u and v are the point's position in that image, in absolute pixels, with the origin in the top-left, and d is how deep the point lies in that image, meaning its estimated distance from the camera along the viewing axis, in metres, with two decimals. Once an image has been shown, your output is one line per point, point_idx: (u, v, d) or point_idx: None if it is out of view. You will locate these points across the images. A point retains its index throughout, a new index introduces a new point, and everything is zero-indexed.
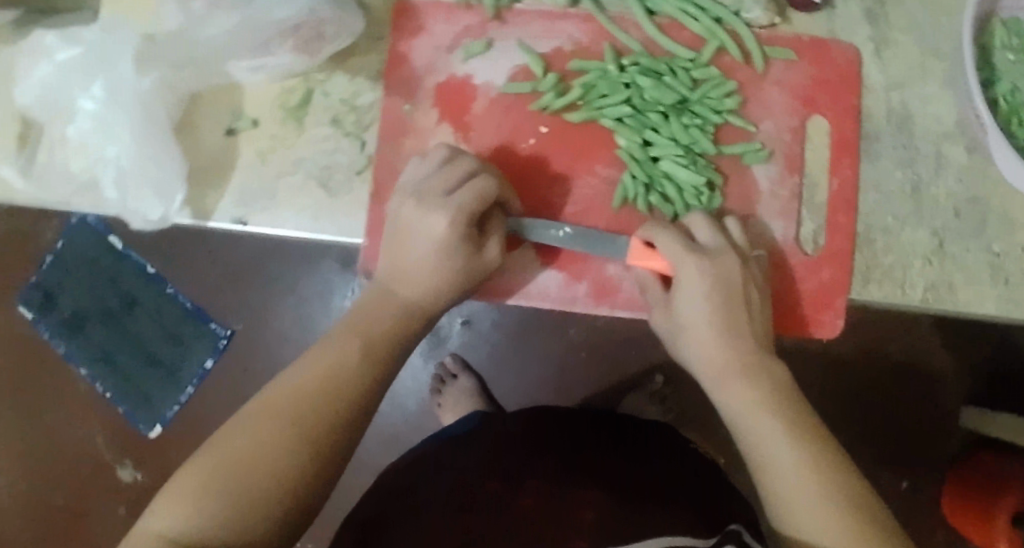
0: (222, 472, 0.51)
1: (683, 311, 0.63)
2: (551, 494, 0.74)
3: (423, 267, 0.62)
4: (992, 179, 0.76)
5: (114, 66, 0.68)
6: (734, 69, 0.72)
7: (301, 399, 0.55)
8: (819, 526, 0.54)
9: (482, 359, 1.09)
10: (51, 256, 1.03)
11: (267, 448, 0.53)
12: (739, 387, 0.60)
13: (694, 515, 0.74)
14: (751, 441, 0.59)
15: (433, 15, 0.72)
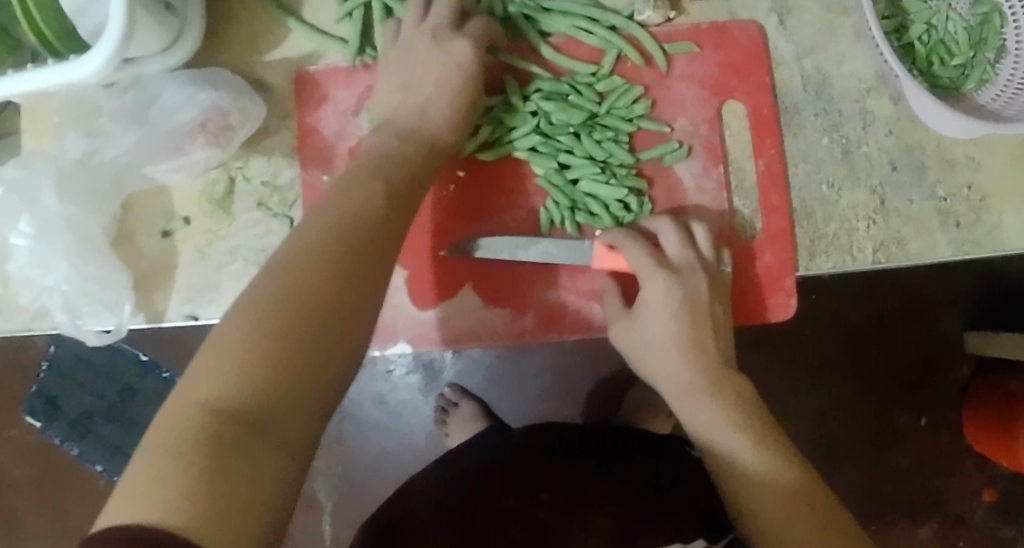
0: (264, 301, 0.47)
1: (649, 328, 0.66)
2: (569, 501, 0.77)
3: (435, 92, 0.65)
4: (922, 125, 0.74)
5: (36, 200, 0.69)
6: (639, 74, 0.72)
7: (336, 229, 0.54)
8: (772, 510, 0.59)
9: (480, 384, 1.11)
10: (48, 363, 1.11)
11: (303, 276, 0.50)
12: (702, 393, 0.64)
13: (692, 517, 0.77)
14: (706, 443, 0.63)
15: (331, 82, 0.72)
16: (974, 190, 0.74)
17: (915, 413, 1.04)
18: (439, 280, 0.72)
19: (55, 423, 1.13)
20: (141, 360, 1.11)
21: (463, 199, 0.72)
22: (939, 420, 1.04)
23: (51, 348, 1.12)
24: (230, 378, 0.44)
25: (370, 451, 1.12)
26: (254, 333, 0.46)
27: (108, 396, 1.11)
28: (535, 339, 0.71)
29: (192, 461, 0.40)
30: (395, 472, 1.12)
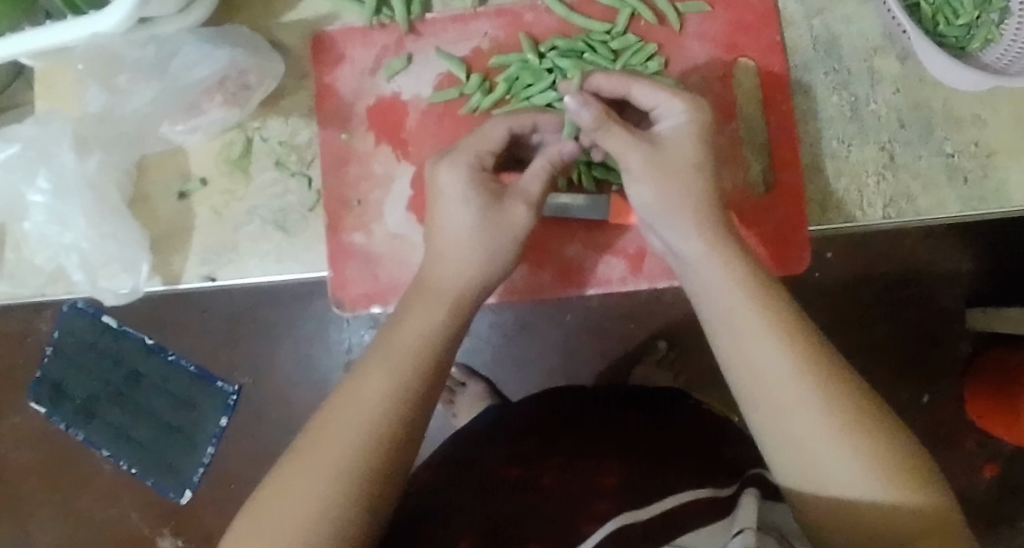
0: (283, 517, 0.49)
1: (650, 175, 0.61)
2: (576, 468, 0.73)
3: (458, 249, 0.60)
4: (929, 83, 0.75)
5: (54, 156, 0.69)
6: (652, 32, 0.73)
7: (361, 434, 0.52)
8: (855, 479, 0.51)
9: (487, 363, 1.09)
10: (50, 348, 1.04)
11: (320, 490, 0.50)
12: (766, 338, 0.55)
13: (703, 463, 0.75)
14: (757, 378, 0.55)
15: (348, 42, 0.73)
16: (982, 146, 0.75)
17: (917, 389, 1.04)
18: None
19: (60, 409, 1.06)
20: (146, 343, 1.05)
21: None
22: (941, 395, 1.04)
23: (55, 332, 1.04)
24: None
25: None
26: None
27: (114, 382, 1.04)
28: (553, 293, 0.73)
29: None
30: None
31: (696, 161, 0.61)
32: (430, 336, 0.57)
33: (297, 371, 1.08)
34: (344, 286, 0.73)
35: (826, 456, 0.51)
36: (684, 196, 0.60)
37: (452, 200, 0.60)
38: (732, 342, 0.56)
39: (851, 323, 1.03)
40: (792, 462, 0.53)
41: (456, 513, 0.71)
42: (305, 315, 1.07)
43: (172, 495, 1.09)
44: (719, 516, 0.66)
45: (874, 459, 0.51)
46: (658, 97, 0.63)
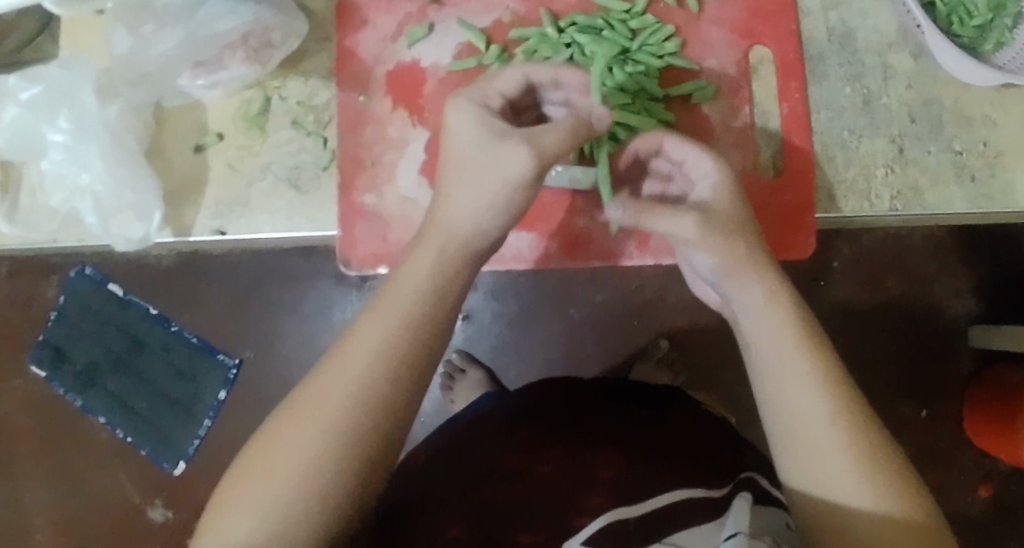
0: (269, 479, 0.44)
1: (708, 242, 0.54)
2: (571, 458, 0.67)
3: (467, 188, 0.53)
4: (942, 80, 0.76)
5: (77, 99, 0.70)
6: (671, 14, 0.75)
7: (352, 390, 0.46)
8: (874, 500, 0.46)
9: (490, 352, 1.02)
10: (55, 312, 1.03)
11: (311, 446, 0.45)
12: (802, 359, 0.49)
13: (699, 467, 0.68)
14: (791, 397, 0.49)
15: (372, 7, 0.75)
16: (990, 147, 0.75)
17: (915, 404, 1.03)
18: None
19: (60, 375, 1.04)
20: (151, 312, 1.04)
21: None
22: (939, 412, 1.03)
23: (61, 296, 1.03)
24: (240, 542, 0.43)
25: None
26: (252, 515, 0.44)
27: (116, 348, 1.03)
28: (560, 263, 0.75)
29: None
30: None
31: (742, 223, 0.55)
32: (428, 284, 0.51)
33: (297, 350, 1.06)
34: (352, 245, 0.73)
35: (847, 484, 0.46)
36: (736, 261, 0.53)
37: (463, 136, 0.54)
38: (763, 357, 0.51)
39: (853, 329, 1.02)
40: (806, 469, 0.48)
41: (442, 499, 0.66)
42: (310, 290, 1.05)
43: (165, 467, 1.06)
44: (710, 518, 0.61)
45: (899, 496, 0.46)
46: (689, 151, 0.59)
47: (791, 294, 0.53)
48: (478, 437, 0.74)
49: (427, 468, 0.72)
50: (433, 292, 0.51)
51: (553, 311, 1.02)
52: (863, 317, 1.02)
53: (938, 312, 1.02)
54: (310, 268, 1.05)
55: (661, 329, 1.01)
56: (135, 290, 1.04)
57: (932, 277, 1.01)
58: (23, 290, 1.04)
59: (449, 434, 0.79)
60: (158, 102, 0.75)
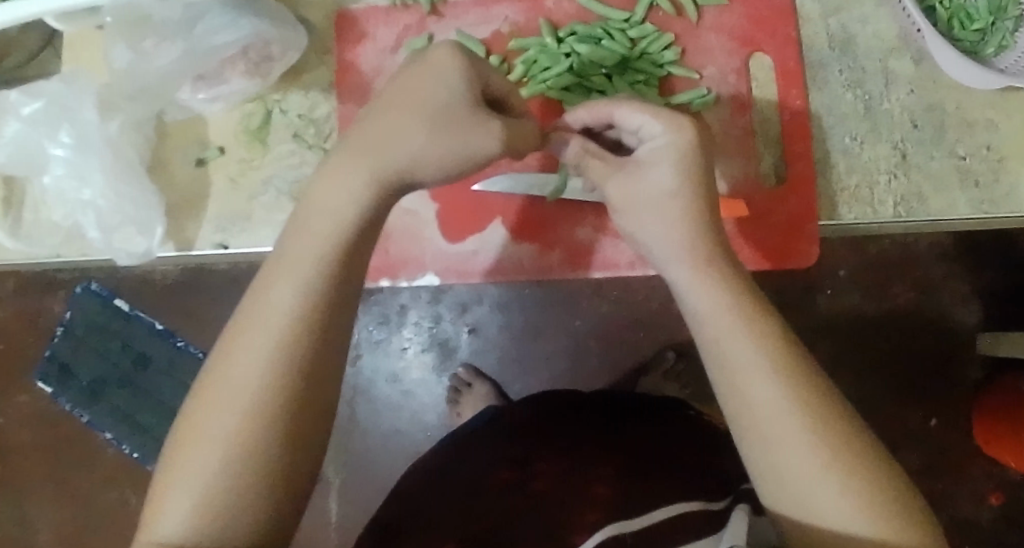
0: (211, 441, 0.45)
1: (632, 219, 0.56)
2: (563, 469, 0.66)
3: (415, 129, 0.50)
4: (944, 85, 0.76)
5: (77, 114, 0.71)
6: (670, 23, 0.75)
7: (254, 394, 0.45)
8: (832, 496, 0.46)
9: (495, 366, 1.01)
10: (62, 328, 1.04)
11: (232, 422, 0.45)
12: (738, 333, 0.50)
13: (695, 478, 0.64)
14: (729, 383, 0.50)
15: (371, 20, 0.75)
16: (994, 151, 0.74)
17: (925, 413, 1.02)
18: (468, 218, 0.75)
19: (67, 391, 1.05)
20: (157, 328, 1.04)
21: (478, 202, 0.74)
22: (949, 420, 1.01)
23: (67, 311, 1.03)
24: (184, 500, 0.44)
25: (376, 433, 1.02)
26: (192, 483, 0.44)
27: (122, 365, 1.03)
28: (562, 274, 0.74)
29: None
30: (405, 450, 1.02)
31: (672, 189, 0.54)
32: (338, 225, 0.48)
33: None
34: None
35: (806, 481, 0.46)
36: (666, 234, 0.54)
37: (431, 90, 0.50)
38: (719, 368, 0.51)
39: (856, 340, 1.01)
40: (769, 469, 0.48)
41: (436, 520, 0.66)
42: None
43: None
44: (707, 529, 0.56)
45: (865, 491, 0.46)
46: (640, 118, 0.55)
47: (740, 294, 0.52)
48: (473, 452, 0.72)
49: (426, 491, 0.71)
50: (335, 253, 0.48)
51: (556, 324, 1.01)
52: (868, 325, 1.01)
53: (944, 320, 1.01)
54: None
55: (668, 341, 1.00)
56: (141, 305, 1.04)
57: (938, 285, 1.00)
58: (29, 304, 1.04)
59: (451, 448, 0.77)
60: (160, 117, 0.75)
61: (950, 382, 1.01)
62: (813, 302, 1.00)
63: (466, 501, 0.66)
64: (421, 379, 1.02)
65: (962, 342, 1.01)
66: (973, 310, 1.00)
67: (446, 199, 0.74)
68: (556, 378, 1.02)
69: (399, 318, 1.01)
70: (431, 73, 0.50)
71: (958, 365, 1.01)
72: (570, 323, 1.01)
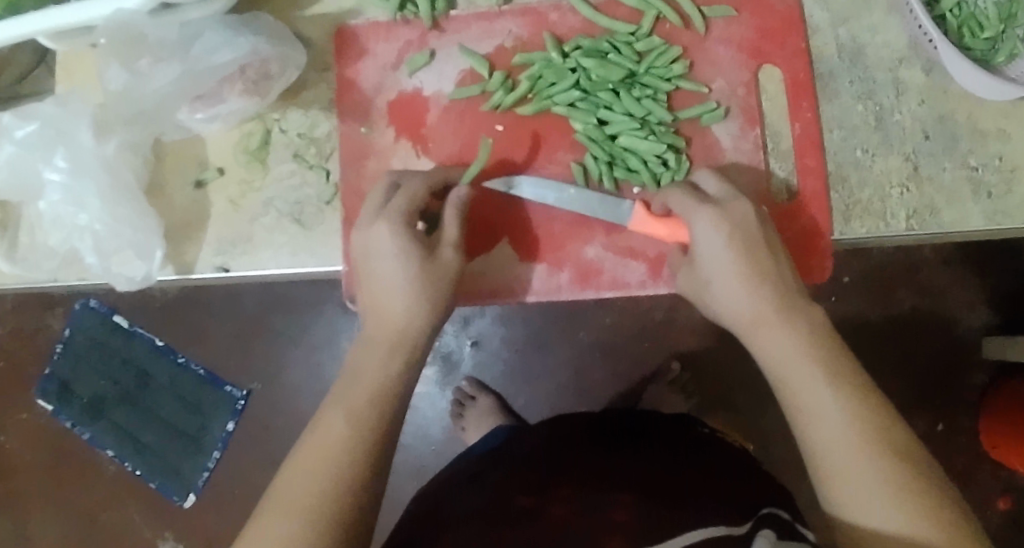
0: (307, 479, 0.53)
1: (707, 243, 0.63)
2: (589, 496, 0.62)
3: (387, 285, 0.62)
4: (955, 94, 0.74)
5: (73, 137, 0.69)
6: (677, 35, 0.73)
7: (342, 441, 0.55)
8: (887, 508, 0.51)
9: (499, 379, 1.00)
10: (61, 345, 1.02)
11: (323, 467, 0.54)
12: (802, 356, 0.57)
13: (720, 500, 0.62)
14: (798, 400, 0.56)
15: (371, 36, 0.74)
16: (1006, 161, 0.73)
17: (932, 418, 1.00)
18: (473, 230, 0.73)
19: (68, 408, 1.03)
20: (156, 344, 1.02)
21: (494, 165, 0.73)
22: (957, 425, 1.00)
23: (66, 329, 1.01)
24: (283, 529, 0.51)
25: None
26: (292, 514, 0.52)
27: (123, 381, 1.01)
28: (570, 294, 0.73)
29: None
30: (409, 465, 1.01)
31: (740, 221, 0.63)
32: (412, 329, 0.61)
33: (307, 380, 1.02)
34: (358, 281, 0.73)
35: (870, 490, 0.52)
36: (740, 255, 0.61)
37: (377, 242, 0.63)
38: (798, 410, 0.56)
39: (863, 347, 1.00)
40: (838, 479, 0.53)
41: (449, 534, 0.62)
42: (318, 319, 1.02)
43: (174, 499, 1.03)
44: None
45: (916, 502, 0.51)
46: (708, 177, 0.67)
47: (816, 349, 0.58)
48: (490, 476, 0.69)
49: (445, 507, 0.67)
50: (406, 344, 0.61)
51: (558, 335, 1.00)
52: (872, 333, 1.00)
53: (948, 324, 0.99)
54: (319, 298, 1.02)
55: (673, 351, 0.99)
56: (141, 321, 1.02)
57: (940, 291, 0.99)
58: (28, 322, 1.02)
59: (468, 472, 0.73)
60: (158, 138, 0.74)
61: (957, 387, 1.00)
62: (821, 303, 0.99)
63: (482, 525, 0.61)
64: (424, 392, 1.01)
65: (967, 347, 1.00)
66: (977, 314, 0.99)
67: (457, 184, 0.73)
68: (562, 392, 1.00)
69: None
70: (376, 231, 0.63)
71: (962, 370, 1.00)
72: (574, 335, 1.00)
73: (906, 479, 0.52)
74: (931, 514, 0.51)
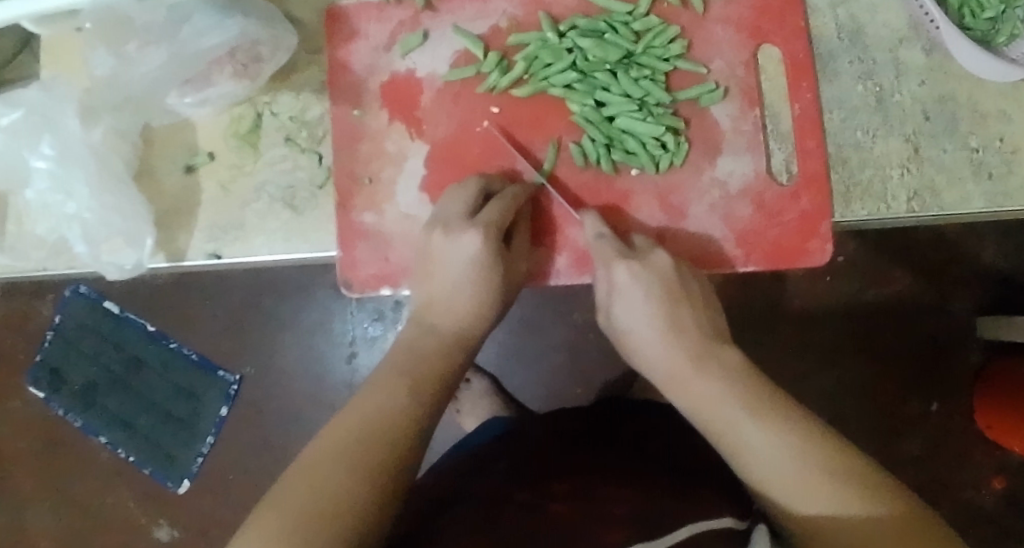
0: (379, 400, 0.55)
1: (623, 289, 0.64)
2: (588, 490, 0.61)
3: (457, 289, 0.63)
4: (956, 74, 0.73)
5: (60, 123, 0.68)
6: (675, 15, 0.72)
7: (410, 375, 0.58)
8: (791, 476, 0.51)
9: (495, 361, 1.00)
10: (51, 332, 1.00)
11: (397, 390, 0.56)
12: (688, 364, 0.59)
13: (717, 496, 0.63)
14: (696, 411, 0.57)
15: (363, 17, 0.72)
16: (1006, 142, 0.72)
17: (926, 399, 1.00)
18: None
19: (60, 395, 1.02)
20: (148, 329, 1.00)
21: (492, 143, 0.72)
22: (950, 405, 1.00)
23: (56, 315, 1.00)
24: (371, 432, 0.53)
25: None
26: (372, 421, 0.54)
27: (115, 368, 1.00)
28: (567, 279, 0.72)
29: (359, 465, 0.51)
30: None
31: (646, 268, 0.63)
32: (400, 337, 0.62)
33: (299, 362, 1.02)
34: (353, 266, 0.72)
35: (777, 466, 0.52)
36: (647, 301, 0.62)
37: (452, 260, 0.64)
38: (737, 455, 0.54)
39: (857, 329, 1.00)
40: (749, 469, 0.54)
41: (446, 526, 0.61)
42: (310, 304, 1.01)
43: (168, 484, 1.03)
44: None
45: (815, 463, 0.51)
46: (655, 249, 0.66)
47: (707, 360, 0.59)
48: (488, 471, 0.68)
49: (440, 503, 0.65)
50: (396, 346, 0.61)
51: (554, 318, 0.99)
52: (866, 316, 1.00)
53: (940, 306, 0.99)
54: (311, 282, 1.01)
55: None
56: (132, 306, 1.00)
57: (931, 274, 0.98)
58: (18, 310, 1.01)
59: (462, 465, 0.72)
60: (146, 123, 0.72)
61: (949, 369, 1.00)
62: (770, 337, 1.00)
63: (481, 518, 0.60)
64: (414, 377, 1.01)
65: (960, 328, 0.99)
66: (971, 295, 0.99)
67: (457, 167, 0.72)
68: (557, 375, 0.99)
69: (395, 314, 1.00)
70: (452, 246, 0.64)
71: (955, 351, 1.00)
72: (569, 317, 0.99)
73: (806, 449, 0.52)
74: (829, 475, 0.50)
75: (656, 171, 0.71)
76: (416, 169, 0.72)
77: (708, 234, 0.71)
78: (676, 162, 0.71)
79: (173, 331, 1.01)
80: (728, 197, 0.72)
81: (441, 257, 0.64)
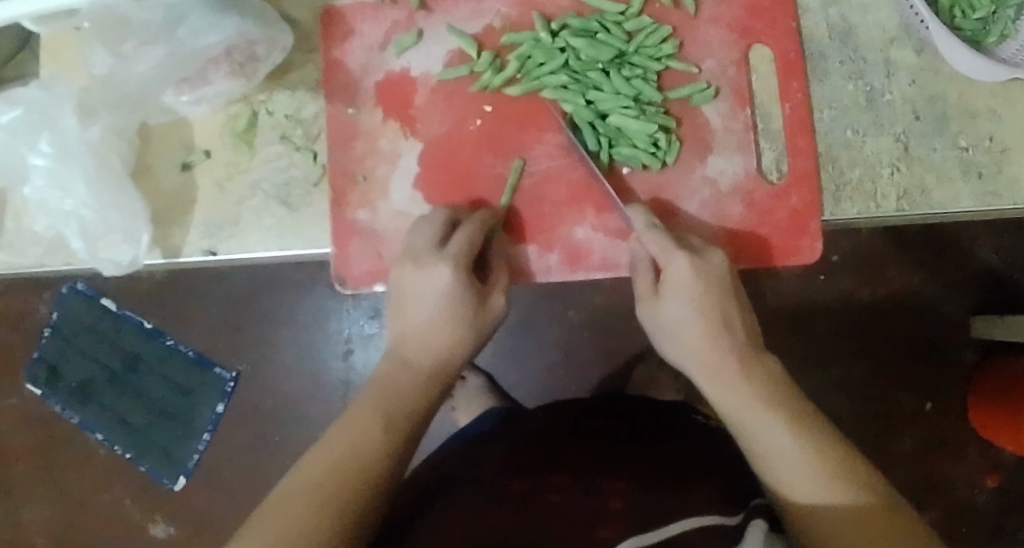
0: (352, 431, 0.56)
1: (674, 295, 0.63)
2: (581, 484, 0.62)
3: (429, 323, 0.62)
4: (945, 75, 0.73)
5: (57, 121, 0.68)
6: (667, 15, 0.73)
7: (386, 406, 0.58)
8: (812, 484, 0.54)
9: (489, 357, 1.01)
10: (49, 329, 1.01)
11: (374, 420, 0.57)
12: (727, 364, 0.60)
13: (707, 489, 0.63)
14: (729, 408, 0.59)
15: (358, 16, 0.73)
16: (996, 142, 0.73)
17: (919, 397, 1.01)
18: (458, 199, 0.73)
19: (57, 392, 1.02)
20: (145, 326, 1.01)
21: (485, 140, 0.73)
22: (944, 403, 1.01)
23: (55, 312, 1.00)
24: (340, 461, 0.54)
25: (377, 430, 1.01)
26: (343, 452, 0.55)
27: (112, 365, 1.01)
28: (559, 275, 0.72)
29: (327, 494, 0.52)
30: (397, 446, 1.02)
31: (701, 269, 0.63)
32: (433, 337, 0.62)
33: (295, 359, 1.03)
34: (346, 264, 0.73)
35: (800, 472, 0.54)
36: (693, 301, 0.62)
37: (422, 293, 0.63)
38: (761, 458, 0.57)
39: (849, 327, 1.01)
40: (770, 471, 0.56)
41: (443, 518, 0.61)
42: (307, 302, 1.02)
43: (164, 481, 1.03)
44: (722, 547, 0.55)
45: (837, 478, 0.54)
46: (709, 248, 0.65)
47: (746, 364, 0.60)
48: (481, 464, 0.68)
49: (435, 496, 0.66)
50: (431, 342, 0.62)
51: (548, 315, 1.00)
52: (859, 315, 1.00)
53: (933, 305, 1.00)
54: (307, 280, 1.02)
55: None
56: (129, 304, 1.01)
57: (924, 273, 0.99)
58: (16, 307, 1.02)
59: (456, 458, 0.72)
60: (143, 121, 0.73)
61: (942, 368, 1.00)
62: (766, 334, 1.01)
63: (476, 510, 0.61)
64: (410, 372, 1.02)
65: (953, 327, 1.00)
66: (965, 295, 0.99)
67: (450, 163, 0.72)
68: (551, 372, 1.00)
69: None
70: (423, 277, 0.63)
71: (948, 350, 1.00)
72: (563, 314, 0.99)
73: (831, 462, 0.54)
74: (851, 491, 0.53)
75: (649, 169, 0.72)
76: (410, 167, 0.73)
77: (699, 232, 0.72)
78: (668, 161, 0.71)
79: (170, 328, 1.02)
80: (719, 195, 0.72)
81: (413, 297, 0.63)
